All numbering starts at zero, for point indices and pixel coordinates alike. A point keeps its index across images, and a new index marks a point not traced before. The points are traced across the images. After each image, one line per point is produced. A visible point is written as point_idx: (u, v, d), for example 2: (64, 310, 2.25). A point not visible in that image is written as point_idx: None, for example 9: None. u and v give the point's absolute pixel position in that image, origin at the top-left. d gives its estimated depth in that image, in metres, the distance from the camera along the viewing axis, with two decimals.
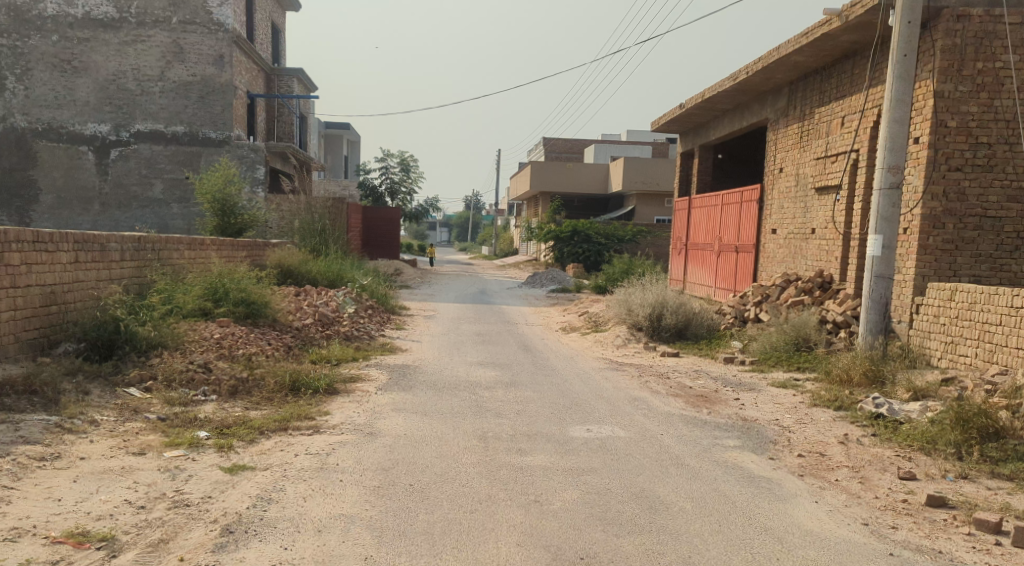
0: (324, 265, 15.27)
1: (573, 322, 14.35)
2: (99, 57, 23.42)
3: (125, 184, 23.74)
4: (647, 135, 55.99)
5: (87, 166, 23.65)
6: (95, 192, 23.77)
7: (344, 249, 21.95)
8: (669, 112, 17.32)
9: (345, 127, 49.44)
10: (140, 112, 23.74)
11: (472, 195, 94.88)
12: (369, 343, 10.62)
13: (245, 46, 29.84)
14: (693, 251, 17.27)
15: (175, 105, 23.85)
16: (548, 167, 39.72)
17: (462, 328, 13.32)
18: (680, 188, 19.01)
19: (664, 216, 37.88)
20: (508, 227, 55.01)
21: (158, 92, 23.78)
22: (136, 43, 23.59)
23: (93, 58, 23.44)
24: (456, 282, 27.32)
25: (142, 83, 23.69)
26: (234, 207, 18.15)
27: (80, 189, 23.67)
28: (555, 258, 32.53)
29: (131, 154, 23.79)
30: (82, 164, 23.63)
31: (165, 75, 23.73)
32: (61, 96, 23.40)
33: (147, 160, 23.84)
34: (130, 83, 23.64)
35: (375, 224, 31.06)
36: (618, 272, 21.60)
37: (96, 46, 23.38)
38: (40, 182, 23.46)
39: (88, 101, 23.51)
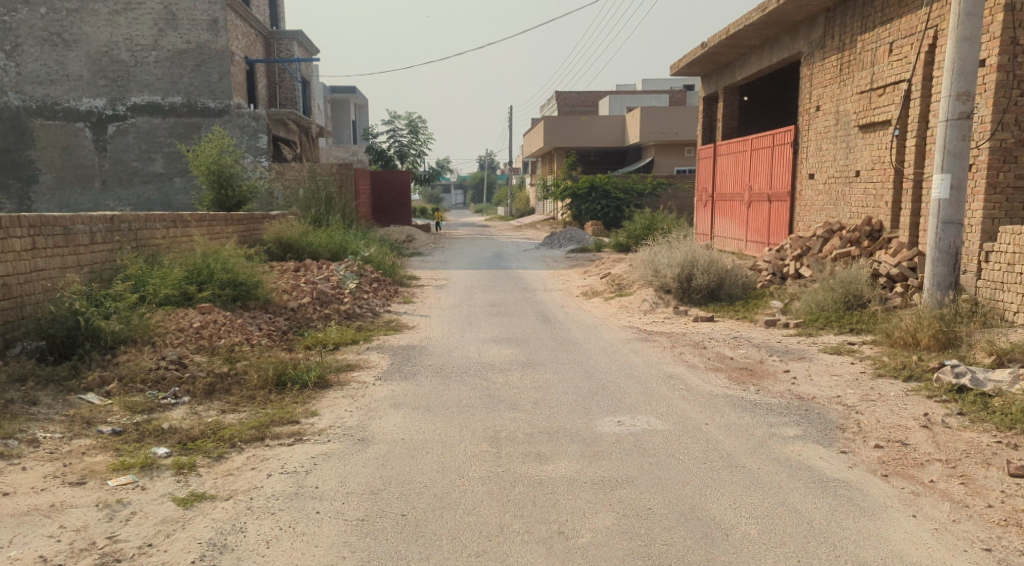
0: (326, 235, 14.38)
1: (595, 286, 13.39)
2: (89, 29, 22.43)
3: (125, 160, 22.87)
4: (662, 84, 54.22)
5: (85, 143, 22.76)
6: (94, 170, 22.91)
7: (351, 217, 21.05)
8: (689, 54, 16.13)
9: (352, 91, 48.21)
10: (135, 84, 22.77)
11: (486, 155, 93.43)
12: (372, 321, 9.77)
13: (241, 10, 28.68)
14: (720, 202, 16.23)
15: (171, 75, 22.84)
16: (562, 121, 38.40)
17: (476, 298, 12.41)
18: (703, 135, 17.86)
19: (684, 167, 36.59)
20: (523, 187, 53.78)
21: (152, 62, 22.78)
22: (127, 12, 22.56)
23: (84, 30, 22.47)
24: (471, 246, 26.37)
25: (136, 53, 22.70)
26: (231, 180, 17.24)
27: (79, 167, 22.81)
28: (573, 216, 31.40)
29: (129, 128, 22.87)
30: (79, 142, 22.75)
31: (158, 44, 22.71)
32: (53, 71, 22.47)
33: (146, 134, 22.92)
34: (123, 54, 22.67)
35: (386, 189, 30.11)
36: (640, 228, 20.55)
37: (86, 17, 22.39)
38: (38, 163, 22.63)
39: (81, 75, 22.55)
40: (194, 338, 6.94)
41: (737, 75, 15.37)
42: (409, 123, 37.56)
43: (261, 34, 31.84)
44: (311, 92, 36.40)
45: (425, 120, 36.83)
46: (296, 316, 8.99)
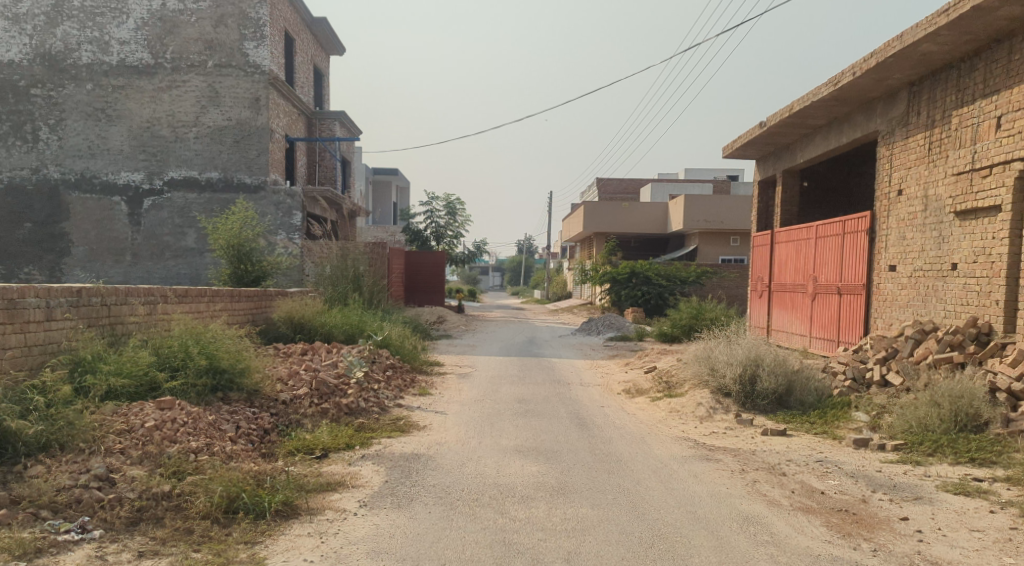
0: (340, 314, 13.11)
1: (638, 382, 11.77)
2: (133, 105, 22.14)
3: (157, 234, 22.18)
4: (706, 173, 53.31)
5: (120, 217, 22.20)
6: (127, 243, 22.24)
7: (379, 299, 19.84)
8: (746, 134, 14.86)
9: (394, 173, 48.08)
10: (174, 159, 22.28)
11: (525, 239, 93.12)
12: (376, 419, 8.29)
13: (284, 89, 28.47)
14: (780, 293, 14.66)
15: (210, 151, 22.29)
16: (604, 206, 37.37)
17: (504, 392, 10.87)
18: (756, 221, 16.41)
19: (729, 257, 35.14)
20: (562, 272, 52.53)
21: (192, 138, 22.32)
22: (171, 89, 22.23)
23: (127, 105, 22.17)
24: (503, 330, 24.96)
25: (176, 129, 22.28)
26: (252, 255, 16.18)
27: (112, 240, 22.18)
28: (613, 302, 29.99)
29: (165, 203, 22.27)
30: (114, 215, 22.20)
31: (200, 120, 22.28)
32: (94, 145, 22.14)
33: (180, 209, 22.29)
34: (164, 129, 22.25)
35: (419, 269, 29.09)
36: (687, 317, 18.98)
37: (130, 93, 22.13)
38: (72, 235, 22.10)
39: (121, 149, 22.17)
40: (139, 443, 5.57)
41: (799, 156, 14.03)
42: (447, 205, 36.91)
43: (304, 113, 31.66)
44: (350, 172, 36.05)
45: (463, 201, 36.13)
46: (283, 413, 7.54)
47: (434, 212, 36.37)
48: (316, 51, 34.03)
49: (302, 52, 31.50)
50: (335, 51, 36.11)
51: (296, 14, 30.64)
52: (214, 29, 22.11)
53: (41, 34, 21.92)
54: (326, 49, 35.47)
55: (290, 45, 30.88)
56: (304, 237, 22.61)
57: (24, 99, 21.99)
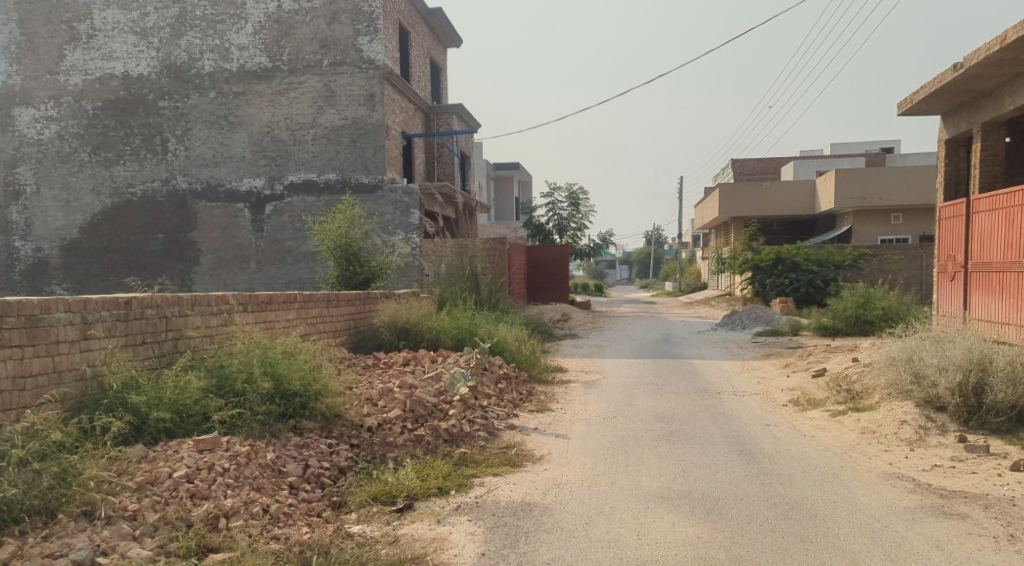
0: (449, 316, 11.69)
1: (806, 390, 9.61)
2: (253, 110, 21.71)
3: (280, 240, 21.67)
4: (852, 148, 49.03)
5: (244, 224, 21.84)
6: (251, 249, 21.86)
7: (502, 299, 18.37)
8: (933, 83, 12.53)
9: (517, 167, 46.83)
10: (293, 163, 21.68)
11: (653, 230, 90.07)
12: (485, 448, 6.70)
13: (400, 84, 27.66)
14: (982, 276, 12.08)
15: (327, 152, 21.56)
16: (741, 189, 34.56)
17: (642, 405, 9.05)
18: (943, 189, 13.89)
19: (889, 237, 31.53)
20: (694, 262, 49.69)
21: (310, 140, 21.64)
22: (288, 91, 21.64)
23: (248, 111, 21.75)
24: (637, 325, 23.04)
25: (295, 132, 21.67)
26: (360, 254, 15.07)
27: (237, 247, 21.86)
28: (756, 292, 27.40)
29: (286, 207, 21.71)
30: (239, 222, 21.86)
31: (317, 121, 21.57)
32: (218, 154, 21.87)
33: (301, 213, 21.66)
34: (283, 133, 21.70)
35: (543, 264, 27.54)
36: (849, 308, 16.62)
37: (250, 99, 21.70)
38: (200, 244, 21.96)
39: (244, 156, 21.79)
40: (159, 503, 4.20)
41: (1008, 103, 11.61)
42: (570, 196, 35.23)
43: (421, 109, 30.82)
44: (471, 167, 35.05)
45: (587, 192, 34.35)
46: (373, 444, 6.07)
47: (557, 204, 34.79)
48: (433, 44, 33.16)
49: (417, 46, 30.65)
50: (452, 44, 35.17)
51: (411, 8, 29.78)
52: (329, 27, 21.36)
53: (166, 47, 21.80)
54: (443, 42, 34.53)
55: (406, 39, 30.01)
56: (422, 237, 21.62)
57: (152, 112, 21.98)
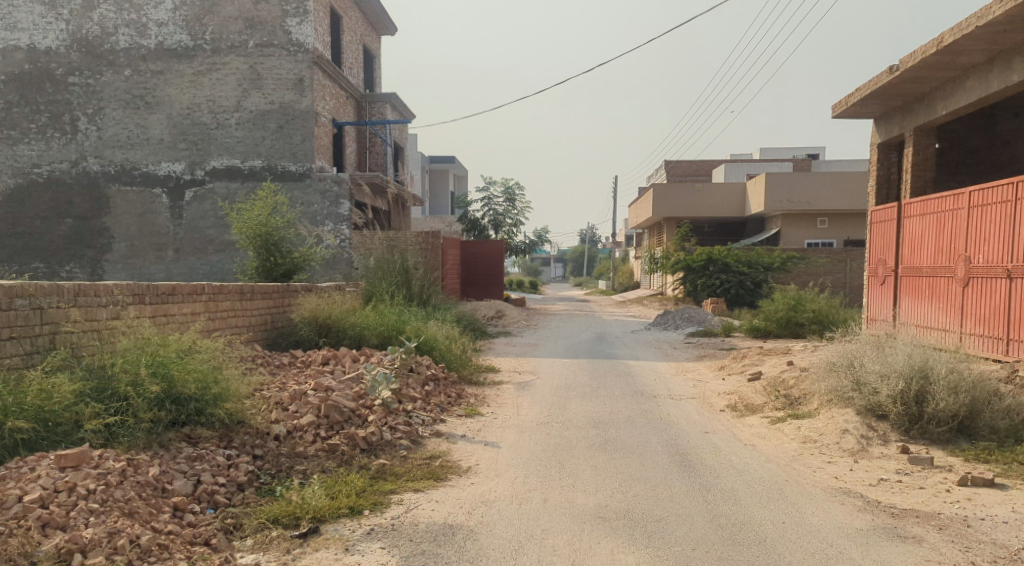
0: (374, 311, 11.03)
1: (743, 395, 9.34)
2: (172, 90, 20.49)
3: (200, 228, 20.57)
4: (780, 152, 50.03)
5: (161, 210, 20.63)
6: (168, 237, 20.67)
7: (434, 295, 17.74)
8: (868, 85, 12.52)
9: (452, 160, 46.15)
10: (215, 148, 20.58)
11: (586, 229, 90.54)
12: (406, 459, 6.13)
13: (330, 70, 26.68)
14: (912, 280, 12.09)
15: (252, 138, 20.55)
16: (674, 189, 34.70)
17: (575, 409, 8.61)
18: (875, 192, 13.92)
19: (816, 241, 32.10)
20: (626, 261, 49.92)
21: (234, 124, 20.58)
22: (211, 72, 20.50)
23: (166, 92, 20.51)
24: (570, 324, 22.74)
25: (218, 115, 20.56)
26: (282, 244, 14.22)
27: (153, 234, 20.65)
28: (688, 292, 27.48)
29: (207, 194, 20.60)
30: (156, 208, 20.64)
31: (241, 105, 20.52)
32: (133, 135, 20.58)
33: (224, 200, 20.60)
34: (204, 116, 20.57)
35: (476, 260, 27.00)
36: (780, 311, 16.62)
37: (169, 78, 20.46)
38: (112, 231, 20.67)
39: (161, 138, 20.56)
40: None
41: (942, 106, 11.66)
42: (506, 191, 34.74)
43: (353, 96, 29.85)
44: (404, 158, 34.22)
45: (523, 187, 33.92)
46: (279, 455, 5.45)
47: (491, 199, 34.26)
48: (366, 31, 32.20)
49: (350, 32, 29.68)
50: (386, 31, 34.25)
51: None
52: (255, 6, 20.31)
53: (78, 19, 20.39)
54: (376, 28, 33.59)
55: (338, 24, 28.99)
56: (353, 229, 20.87)
57: (61, 88, 20.50)
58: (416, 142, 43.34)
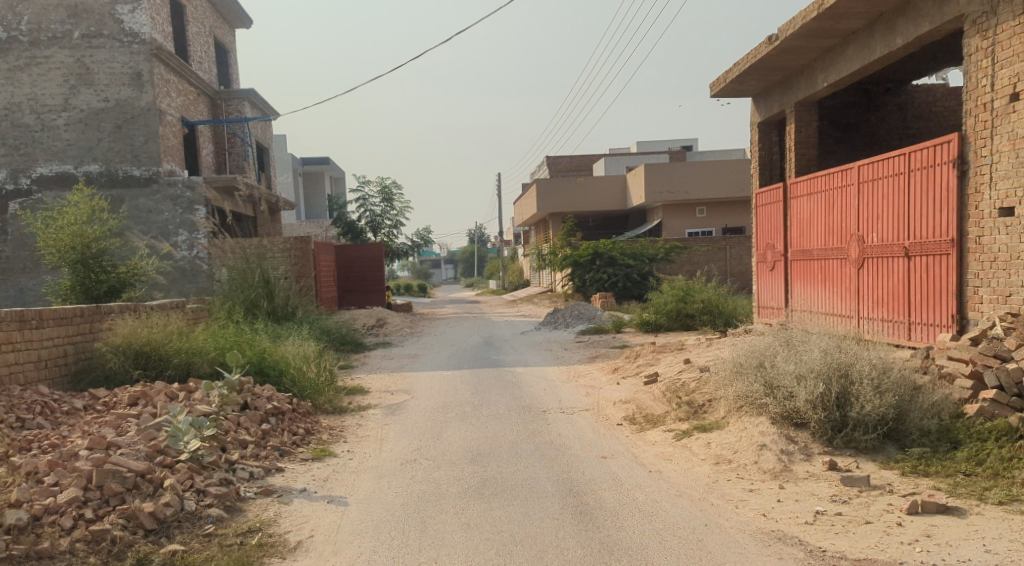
0: (208, 330, 9.25)
1: (640, 404, 8.20)
2: None
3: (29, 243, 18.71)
4: (659, 145, 50.35)
5: None
6: None
7: (301, 307, 15.98)
8: (744, 59, 11.55)
9: (327, 162, 43.95)
10: (42, 152, 18.85)
11: (476, 228, 89.45)
12: (211, 537, 4.60)
13: (175, 63, 24.20)
14: (803, 264, 11.37)
15: (86, 140, 18.94)
16: (555, 183, 33.90)
17: (447, 438, 7.22)
18: (758, 173, 13.03)
19: (696, 230, 31.99)
20: (515, 259, 48.99)
21: (62, 125, 18.88)
22: (31, 67, 18.69)
23: None
24: (456, 328, 21.36)
25: (42, 115, 18.81)
26: (101, 258, 12.18)
27: None
28: (576, 288, 26.66)
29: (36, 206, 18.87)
30: None
31: (70, 103, 18.84)
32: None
33: None
34: (26, 117, 18.78)
35: (353, 265, 25.16)
36: (669, 303, 15.88)
37: None
38: None
39: None
40: None
41: (822, 80, 10.73)
42: (382, 190, 32.96)
43: (206, 93, 27.39)
44: (271, 160, 31.92)
45: (400, 186, 32.22)
46: None
47: (368, 200, 32.40)
48: (216, 22, 29.72)
49: (196, 22, 27.22)
50: (241, 23, 31.82)
51: None
52: None
53: None
54: (228, 20, 31.23)
55: (181, 14, 26.50)
56: (211, 237, 19.58)
57: None
58: (286, 144, 40.99)
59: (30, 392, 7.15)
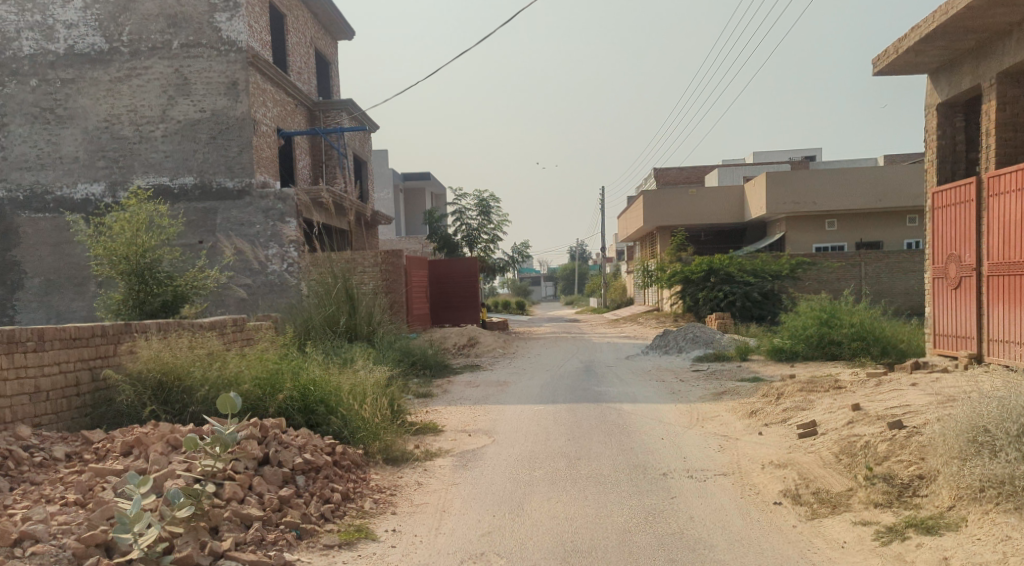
0: (257, 350, 7.53)
1: (803, 470, 5.91)
2: (86, 100, 17.99)
3: None
4: (775, 156, 47.07)
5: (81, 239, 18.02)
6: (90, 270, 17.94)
7: (386, 325, 14.38)
8: (927, 24, 9.06)
9: (428, 176, 42.89)
10: (140, 164, 18.11)
11: (578, 246, 87.31)
12: None
13: (274, 71, 23.29)
14: (1007, 282, 8.93)
15: (182, 151, 18.08)
16: (665, 194, 31.42)
17: (529, 519, 5.20)
18: (936, 168, 10.63)
19: (825, 246, 28.83)
20: (620, 276, 46.56)
21: (159, 136, 18.09)
22: (131, 78, 17.99)
23: (80, 102, 18.02)
24: (556, 350, 19.38)
25: (140, 126, 18.06)
26: (156, 268, 10.77)
27: (72, 268, 17.98)
28: (688, 308, 24.20)
29: None
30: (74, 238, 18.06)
31: (167, 114, 18.04)
32: (43, 154, 18.08)
33: None
34: (125, 128, 18.06)
35: (447, 281, 23.51)
36: (806, 327, 13.65)
37: (82, 86, 17.97)
38: (23, 265, 17.93)
39: (76, 156, 18.06)
40: None
41: None
42: (480, 202, 31.37)
43: (305, 104, 26.55)
44: (368, 172, 30.87)
45: (499, 198, 30.52)
46: None
47: (466, 212, 30.83)
48: (318, 33, 28.99)
49: (297, 32, 26.45)
50: (344, 35, 31.09)
51: None
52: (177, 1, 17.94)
53: None
54: (332, 32, 30.52)
55: (281, 24, 25.77)
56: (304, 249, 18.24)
57: None
58: (387, 159, 40.18)
59: (4, 434, 5.58)
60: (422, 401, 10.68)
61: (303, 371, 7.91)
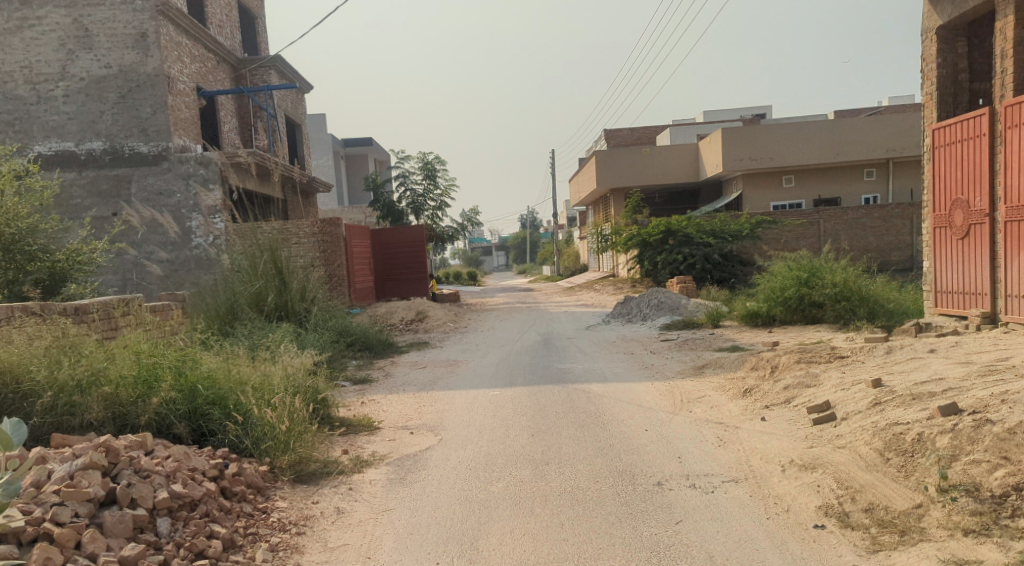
0: (128, 336, 5.77)
1: (841, 474, 4.52)
2: None
3: None
4: (725, 115, 46.13)
5: None
6: None
7: (324, 301, 12.66)
8: None
9: (369, 142, 40.72)
10: (38, 128, 15.86)
11: (528, 214, 85.12)
12: None
13: (189, 23, 21.02)
14: None
15: (88, 113, 15.89)
16: (617, 153, 30.00)
17: None
18: (936, 103, 9.41)
19: (783, 204, 27.80)
20: (573, 243, 45.24)
21: (60, 96, 15.83)
22: (23, 30, 15.68)
23: None
24: (512, 321, 17.93)
25: (37, 86, 15.78)
26: (26, 240, 8.86)
27: None
28: (646, 272, 22.94)
29: None
30: None
31: (67, 71, 15.79)
32: None
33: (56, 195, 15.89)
34: (20, 88, 15.77)
35: (391, 250, 21.76)
36: (784, 289, 12.41)
37: None
38: None
39: None
40: None
41: None
42: (424, 166, 29.54)
43: (228, 61, 24.28)
44: (302, 135, 28.76)
45: (444, 161, 28.74)
46: None
47: (410, 177, 28.97)
48: None
49: None
50: None
51: None
52: None
53: None
54: None
55: None
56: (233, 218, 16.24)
57: None
58: (324, 123, 37.89)
59: None
60: (356, 391, 9.09)
61: (203, 361, 6.23)
